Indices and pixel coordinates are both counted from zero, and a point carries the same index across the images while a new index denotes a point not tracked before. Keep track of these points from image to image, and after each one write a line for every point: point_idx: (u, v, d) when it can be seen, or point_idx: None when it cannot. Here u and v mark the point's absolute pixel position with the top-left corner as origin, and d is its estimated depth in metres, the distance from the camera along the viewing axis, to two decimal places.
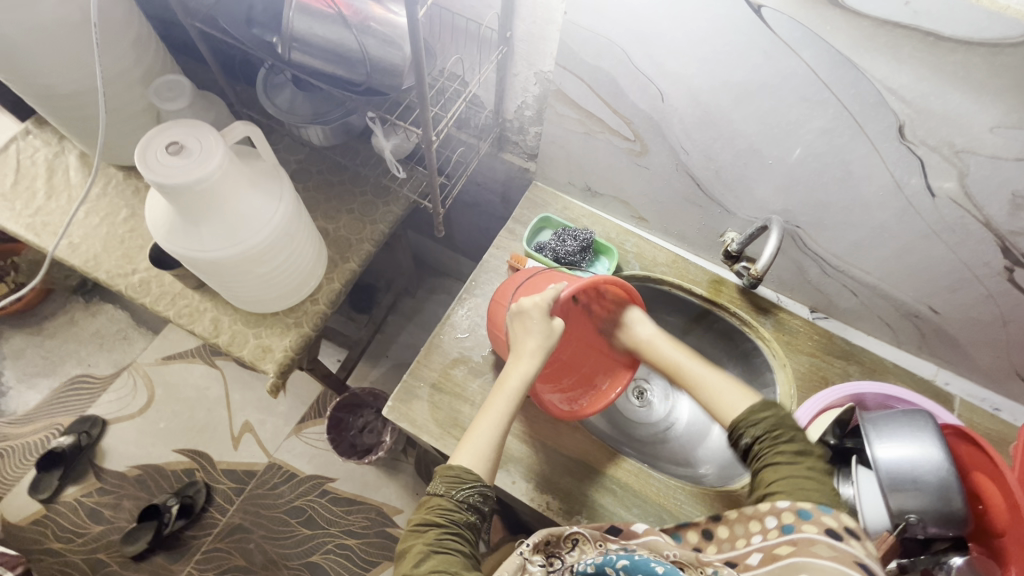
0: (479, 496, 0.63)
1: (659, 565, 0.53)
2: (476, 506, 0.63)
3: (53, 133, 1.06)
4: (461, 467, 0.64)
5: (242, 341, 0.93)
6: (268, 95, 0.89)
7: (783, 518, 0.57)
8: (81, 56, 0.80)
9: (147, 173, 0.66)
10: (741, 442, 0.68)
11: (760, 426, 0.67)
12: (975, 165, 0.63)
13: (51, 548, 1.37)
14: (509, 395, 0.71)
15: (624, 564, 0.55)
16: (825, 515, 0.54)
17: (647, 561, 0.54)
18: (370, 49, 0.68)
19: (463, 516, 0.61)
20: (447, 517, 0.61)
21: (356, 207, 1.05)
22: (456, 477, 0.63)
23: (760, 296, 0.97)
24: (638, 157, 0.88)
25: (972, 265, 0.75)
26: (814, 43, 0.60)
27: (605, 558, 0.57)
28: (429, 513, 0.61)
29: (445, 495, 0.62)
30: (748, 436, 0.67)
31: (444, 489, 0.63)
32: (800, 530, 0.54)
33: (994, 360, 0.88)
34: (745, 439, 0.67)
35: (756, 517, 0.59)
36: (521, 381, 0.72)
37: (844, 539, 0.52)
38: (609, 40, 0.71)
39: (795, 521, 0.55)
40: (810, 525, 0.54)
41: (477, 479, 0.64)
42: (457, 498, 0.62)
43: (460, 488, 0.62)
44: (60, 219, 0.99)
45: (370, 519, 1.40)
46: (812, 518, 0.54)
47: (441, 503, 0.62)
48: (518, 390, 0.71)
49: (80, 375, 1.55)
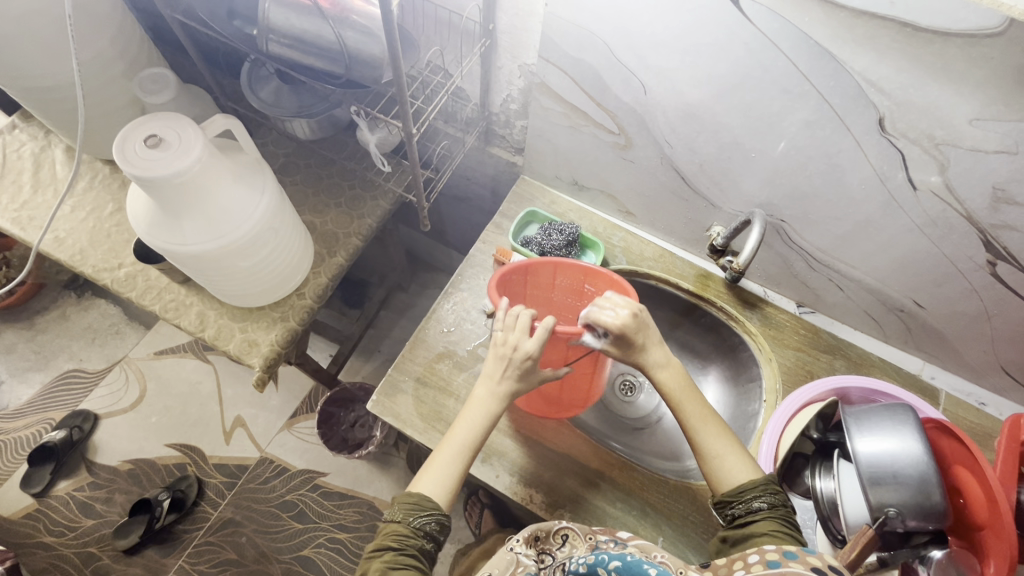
0: (435, 524, 0.66)
1: (652, 567, 0.52)
2: (431, 534, 0.65)
3: (39, 127, 1.06)
4: (420, 495, 0.67)
5: (227, 335, 0.93)
6: (252, 89, 0.88)
7: (767, 557, 0.54)
8: (63, 49, 0.79)
9: (125, 166, 0.65)
10: (749, 504, 0.65)
11: (778, 499, 0.65)
12: (956, 157, 0.62)
13: (43, 542, 1.37)
14: (470, 424, 0.71)
15: (616, 566, 0.53)
16: (810, 556, 0.52)
17: (640, 562, 0.52)
18: (349, 41, 0.68)
19: (417, 542, 0.64)
20: (403, 541, 0.63)
21: (343, 202, 1.05)
22: (414, 504, 0.66)
23: (746, 291, 0.97)
24: (623, 151, 0.88)
25: (955, 259, 0.74)
26: (792, 34, 0.60)
27: (597, 558, 0.55)
28: (385, 539, 0.64)
29: (402, 521, 0.65)
30: (764, 500, 0.65)
31: (401, 515, 0.65)
32: (786, 566, 0.52)
33: (980, 355, 0.88)
34: (757, 502, 0.65)
35: (740, 557, 0.56)
36: (483, 414, 0.71)
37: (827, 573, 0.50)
38: (590, 32, 0.70)
39: (782, 560, 0.53)
40: (797, 564, 0.52)
41: (435, 507, 0.66)
42: (414, 524, 0.65)
43: (416, 515, 0.65)
44: (45, 213, 0.99)
45: (361, 513, 1.41)
46: (798, 558, 0.52)
47: (397, 528, 0.64)
48: (481, 421, 0.71)
49: (72, 370, 1.55)
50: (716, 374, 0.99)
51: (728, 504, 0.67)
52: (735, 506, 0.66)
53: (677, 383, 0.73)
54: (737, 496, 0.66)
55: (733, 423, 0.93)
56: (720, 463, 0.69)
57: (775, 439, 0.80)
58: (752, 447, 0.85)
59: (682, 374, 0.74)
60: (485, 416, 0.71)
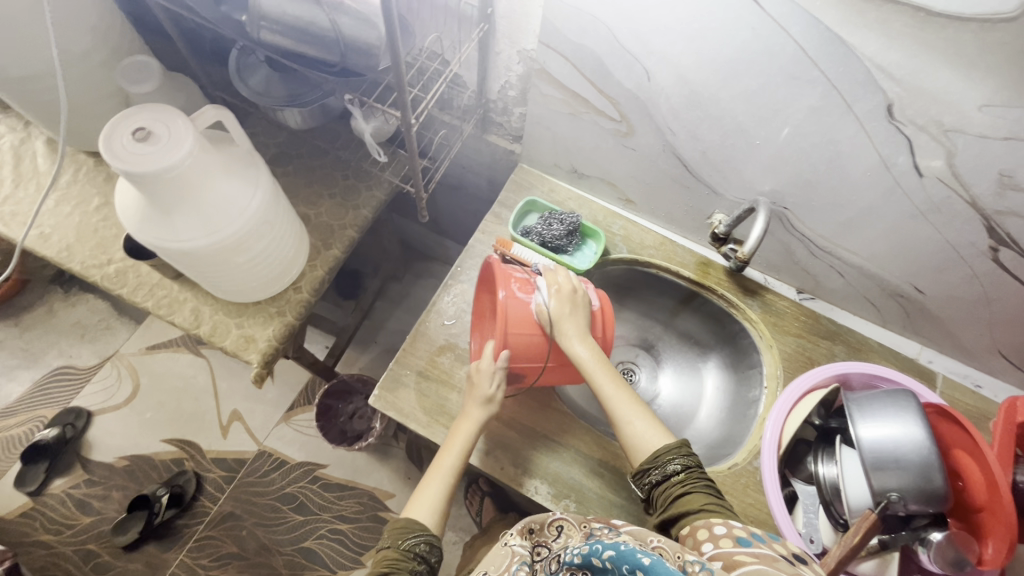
0: (425, 545, 0.67)
1: (646, 556, 0.46)
2: (423, 555, 0.66)
3: (18, 119, 1.02)
4: (409, 520, 0.69)
5: (223, 331, 0.92)
6: (241, 78, 0.85)
7: (736, 533, 0.56)
8: (40, 34, 0.76)
9: (114, 161, 0.63)
10: (665, 469, 0.68)
11: (691, 459, 0.69)
12: (963, 143, 0.62)
13: (40, 541, 1.36)
14: (455, 453, 0.73)
15: (609, 556, 0.48)
16: (776, 542, 0.53)
17: (633, 551, 0.47)
18: (344, 28, 0.66)
19: (409, 565, 0.64)
20: (394, 565, 0.64)
21: (337, 193, 1.03)
22: (403, 528, 0.68)
23: (747, 279, 0.96)
24: (624, 138, 0.86)
25: (957, 245, 0.74)
26: (802, 20, 0.58)
27: (591, 548, 0.51)
28: (379, 564, 0.64)
29: (393, 546, 0.66)
30: (678, 462, 0.68)
31: (392, 540, 0.67)
32: (757, 545, 0.53)
33: (977, 338, 0.89)
34: (672, 464, 0.68)
35: (706, 527, 0.59)
36: (466, 437, 0.74)
37: (793, 560, 0.51)
38: (594, 18, 0.69)
39: (749, 537, 0.54)
40: (766, 544, 0.53)
41: (424, 529, 0.68)
42: (404, 547, 0.65)
43: (406, 538, 0.66)
44: (29, 208, 0.96)
45: (362, 504, 1.41)
46: (767, 541, 0.53)
47: (389, 554, 0.65)
48: (464, 446, 0.74)
49: (62, 366, 1.52)
50: (716, 360, 1.00)
51: (646, 472, 0.69)
52: (654, 472, 0.69)
53: (594, 356, 0.74)
54: (654, 462, 0.69)
55: (733, 408, 0.94)
56: (638, 432, 0.72)
57: (778, 427, 0.81)
58: (754, 434, 0.85)
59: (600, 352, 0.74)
60: (466, 439, 0.74)
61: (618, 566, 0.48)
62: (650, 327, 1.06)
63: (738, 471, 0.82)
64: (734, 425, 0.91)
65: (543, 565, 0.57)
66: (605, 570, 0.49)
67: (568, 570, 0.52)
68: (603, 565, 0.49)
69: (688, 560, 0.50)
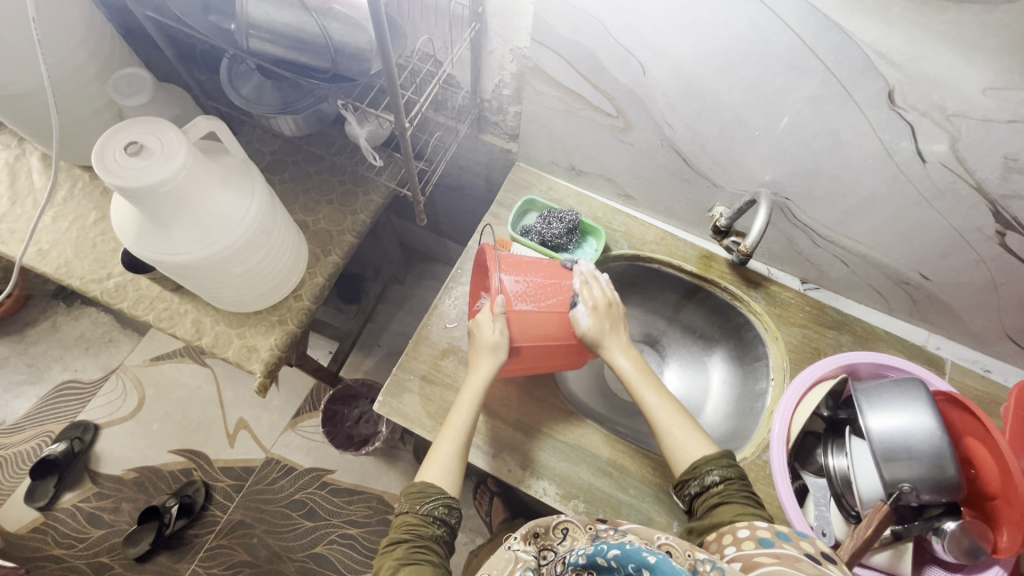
0: (444, 508, 0.66)
1: (652, 554, 0.46)
2: (442, 518, 0.66)
3: (11, 135, 1.02)
4: (424, 483, 0.68)
5: (225, 342, 0.91)
6: (233, 86, 0.85)
7: (759, 534, 0.55)
8: (28, 50, 0.75)
9: (105, 176, 0.63)
10: (704, 480, 0.67)
11: (731, 471, 0.67)
12: (967, 128, 0.61)
13: (53, 555, 1.37)
14: (465, 409, 0.73)
15: (614, 555, 0.48)
16: (803, 540, 0.52)
17: (639, 549, 0.46)
18: (334, 33, 0.65)
19: (429, 529, 0.65)
20: (415, 532, 0.64)
21: (335, 198, 1.02)
22: (420, 492, 0.67)
23: (750, 271, 0.95)
24: (621, 134, 0.85)
25: (963, 231, 0.73)
26: (799, 8, 0.57)
27: (596, 548, 0.50)
28: (398, 531, 0.65)
29: (411, 511, 0.66)
30: (717, 474, 0.66)
31: (409, 506, 0.67)
32: (779, 546, 0.52)
33: (985, 323, 0.88)
34: (711, 476, 0.66)
35: (730, 531, 0.58)
36: (474, 397, 0.73)
37: (819, 558, 0.50)
38: (585, 13, 0.68)
39: (774, 538, 0.53)
40: (790, 545, 0.52)
41: (442, 492, 0.67)
42: (423, 512, 0.66)
43: (424, 503, 0.66)
44: (26, 225, 0.95)
45: (371, 507, 1.41)
46: (792, 540, 0.52)
47: (408, 519, 0.65)
48: (473, 403, 0.73)
49: (67, 381, 1.53)
50: (722, 354, 0.99)
51: (685, 484, 0.69)
52: (692, 484, 0.68)
53: (635, 366, 0.76)
54: (693, 473, 0.68)
55: (740, 402, 0.93)
56: (678, 442, 0.71)
57: (786, 420, 0.80)
58: (762, 427, 0.85)
59: (641, 365, 0.76)
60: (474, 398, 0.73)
61: (624, 565, 0.47)
62: (655, 321, 1.05)
63: (747, 465, 0.81)
64: (742, 420, 0.90)
65: (548, 568, 0.56)
66: (611, 569, 0.49)
67: (573, 570, 0.51)
68: (608, 564, 0.48)
69: (698, 559, 0.49)
